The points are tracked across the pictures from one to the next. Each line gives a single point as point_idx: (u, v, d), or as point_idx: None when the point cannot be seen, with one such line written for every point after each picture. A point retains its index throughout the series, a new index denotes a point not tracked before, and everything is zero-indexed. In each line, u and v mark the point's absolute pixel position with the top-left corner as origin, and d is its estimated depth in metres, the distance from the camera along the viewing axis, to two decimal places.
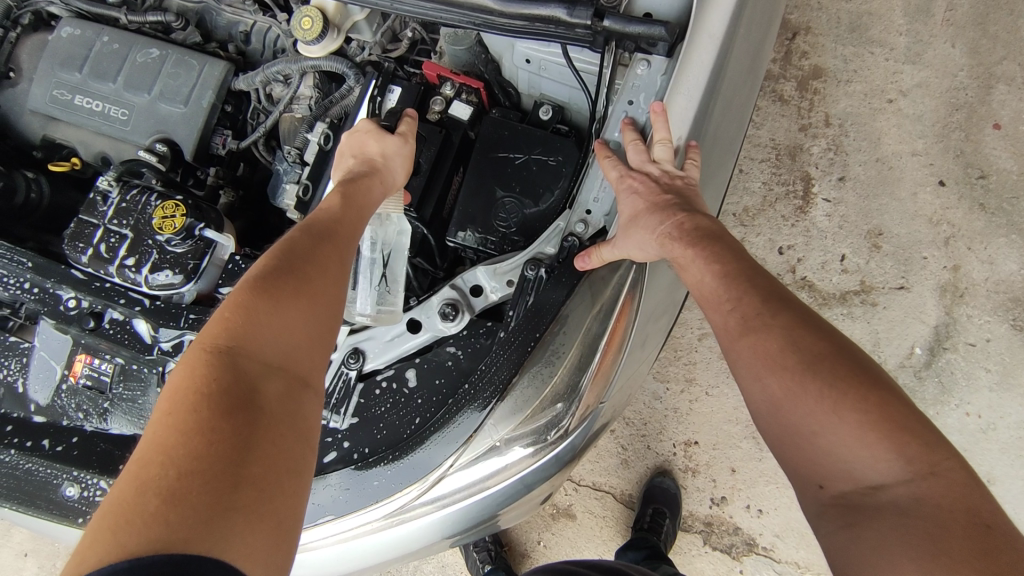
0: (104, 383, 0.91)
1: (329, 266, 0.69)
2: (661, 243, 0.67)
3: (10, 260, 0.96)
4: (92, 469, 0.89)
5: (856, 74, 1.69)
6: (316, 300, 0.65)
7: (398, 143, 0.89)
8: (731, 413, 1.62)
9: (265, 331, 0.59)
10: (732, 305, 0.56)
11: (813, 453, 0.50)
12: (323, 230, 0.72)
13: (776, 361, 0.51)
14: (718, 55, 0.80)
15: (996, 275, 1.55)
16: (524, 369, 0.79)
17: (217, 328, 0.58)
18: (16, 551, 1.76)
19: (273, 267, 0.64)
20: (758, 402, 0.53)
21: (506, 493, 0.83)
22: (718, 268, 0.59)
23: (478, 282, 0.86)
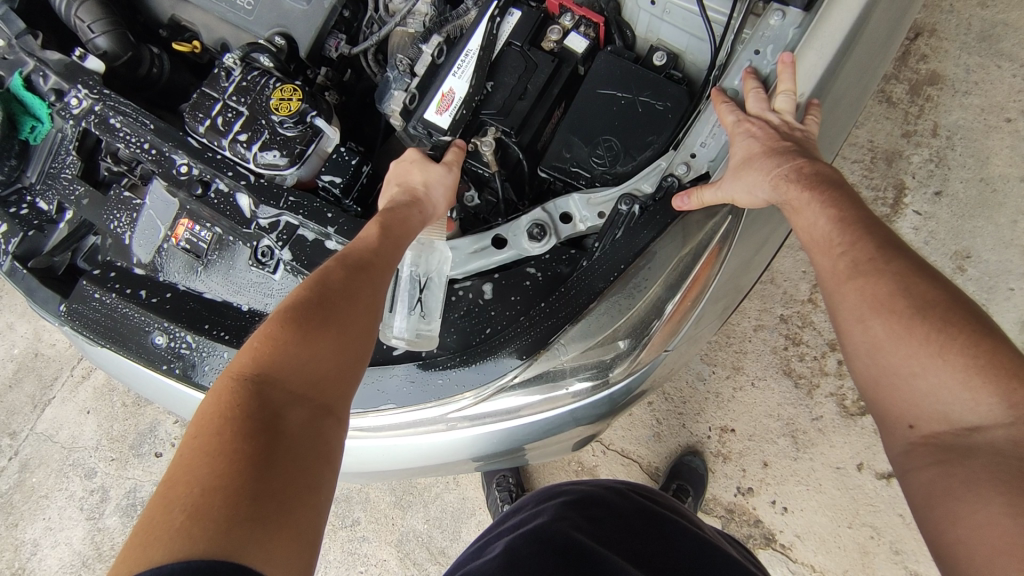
0: (200, 248, 0.98)
1: (360, 298, 0.70)
2: (774, 184, 0.68)
3: (135, 120, 1.02)
4: (180, 323, 0.96)
5: (976, 87, 1.61)
6: (345, 330, 0.66)
7: (442, 171, 0.89)
8: (773, 408, 1.60)
9: (291, 362, 0.60)
10: (844, 249, 0.59)
11: (910, 394, 0.52)
12: (360, 259, 0.72)
13: (884, 304, 0.54)
14: (857, 15, 0.77)
15: None
16: (602, 297, 0.81)
17: (247, 358, 0.61)
18: (80, 407, 1.91)
19: (305, 297, 0.66)
20: (857, 344, 0.56)
21: (556, 420, 0.87)
22: (834, 213, 0.62)
23: (569, 208, 0.86)
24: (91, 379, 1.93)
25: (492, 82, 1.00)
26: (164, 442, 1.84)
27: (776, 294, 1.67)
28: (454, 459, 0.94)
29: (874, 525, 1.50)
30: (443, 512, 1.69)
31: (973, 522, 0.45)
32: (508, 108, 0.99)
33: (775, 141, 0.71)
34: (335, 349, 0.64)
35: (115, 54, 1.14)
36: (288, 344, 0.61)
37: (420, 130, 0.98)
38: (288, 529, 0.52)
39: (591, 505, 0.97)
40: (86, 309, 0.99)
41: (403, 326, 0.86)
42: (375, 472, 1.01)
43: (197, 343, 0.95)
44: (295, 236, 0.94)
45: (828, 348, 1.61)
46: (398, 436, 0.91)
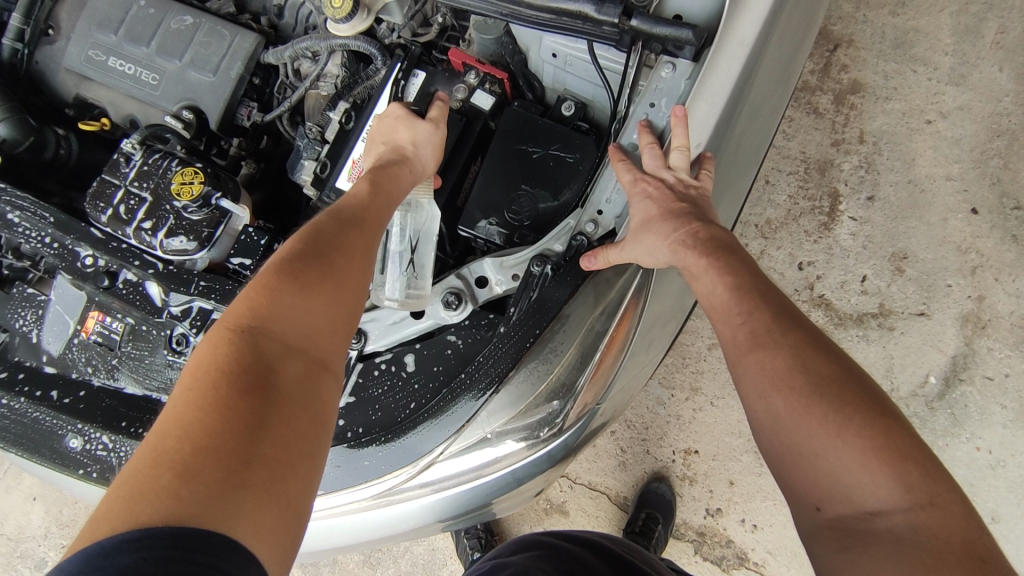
0: (113, 341, 0.94)
1: (354, 255, 0.68)
2: (672, 249, 0.68)
3: (33, 214, 0.98)
4: (95, 424, 0.91)
5: (896, 92, 1.66)
6: (341, 287, 0.64)
7: (429, 129, 0.88)
8: (734, 426, 1.61)
9: (288, 317, 0.59)
10: (743, 319, 0.58)
11: (814, 473, 0.52)
12: (352, 217, 0.71)
13: (783, 380, 0.53)
14: (748, 62, 0.79)
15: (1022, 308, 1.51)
16: (521, 364, 0.79)
17: (242, 308, 0.58)
18: (25, 494, 1.90)
19: (299, 250, 0.64)
20: (761, 418, 0.55)
21: (496, 484, 0.85)
22: (730, 281, 0.61)
23: (485, 273, 0.85)
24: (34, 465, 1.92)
25: None
26: None
27: None
28: (400, 530, 0.90)
29: None
30: (414, 565, 1.65)
31: None
32: None
33: (671, 200, 0.71)
34: (329, 306, 0.62)
35: (15, 140, 1.09)
36: (285, 297, 0.59)
37: (333, 199, 0.98)
38: (281, 493, 0.49)
39: (567, 560, 0.93)
40: None
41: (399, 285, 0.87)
42: (324, 549, 0.97)
43: (114, 443, 0.90)
44: (209, 321, 0.91)
45: None
46: (340, 514, 0.88)
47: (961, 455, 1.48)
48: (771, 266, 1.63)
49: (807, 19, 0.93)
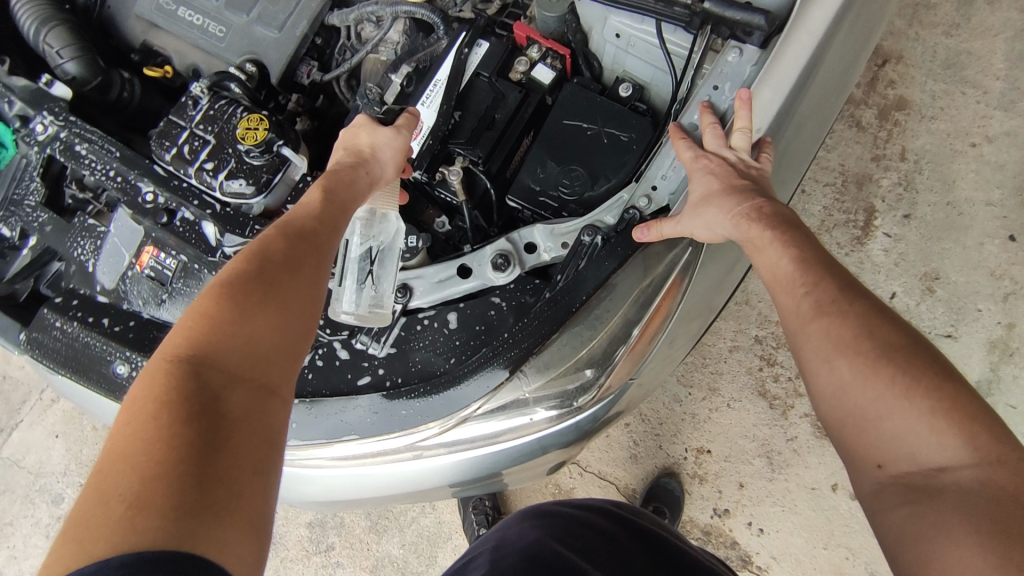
0: (165, 276, 0.97)
1: (305, 267, 0.65)
2: (735, 223, 0.70)
3: (101, 147, 1.01)
4: (143, 352, 0.95)
5: (942, 112, 1.65)
6: (291, 302, 0.62)
7: (390, 133, 0.84)
8: (749, 429, 1.61)
9: (233, 338, 0.56)
10: (807, 289, 0.61)
11: (877, 434, 0.55)
12: (302, 228, 0.68)
13: (849, 344, 0.57)
14: (814, 53, 0.80)
15: None
16: (565, 328, 0.81)
17: (182, 336, 0.56)
18: (48, 431, 1.96)
19: (242, 270, 0.61)
20: (823, 383, 0.58)
21: (522, 450, 0.87)
22: (795, 253, 0.64)
23: (534, 239, 0.86)
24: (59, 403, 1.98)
25: (460, 111, 1.00)
26: None
27: (751, 315, 1.68)
28: (423, 488, 0.93)
29: (849, 546, 1.51)
30: (419, 536, 1.68)
31: (949, 564, 0.48)
32: (476, 138, 0.99)
33: (733, 178, 0.73)
34: (275, 327, 0.59)
35: (84, 79, 1.14)
36: (228, 321, 0.56)
37: None
38: (241, 514, 0.49)
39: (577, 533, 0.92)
40: (47, 339, 0.98)
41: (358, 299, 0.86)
42: (341, 501, 0.99)
43: None
44: None
45: None
46: (367, 465, 0.90)
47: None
48: None
49: (872, 22, 0.94)
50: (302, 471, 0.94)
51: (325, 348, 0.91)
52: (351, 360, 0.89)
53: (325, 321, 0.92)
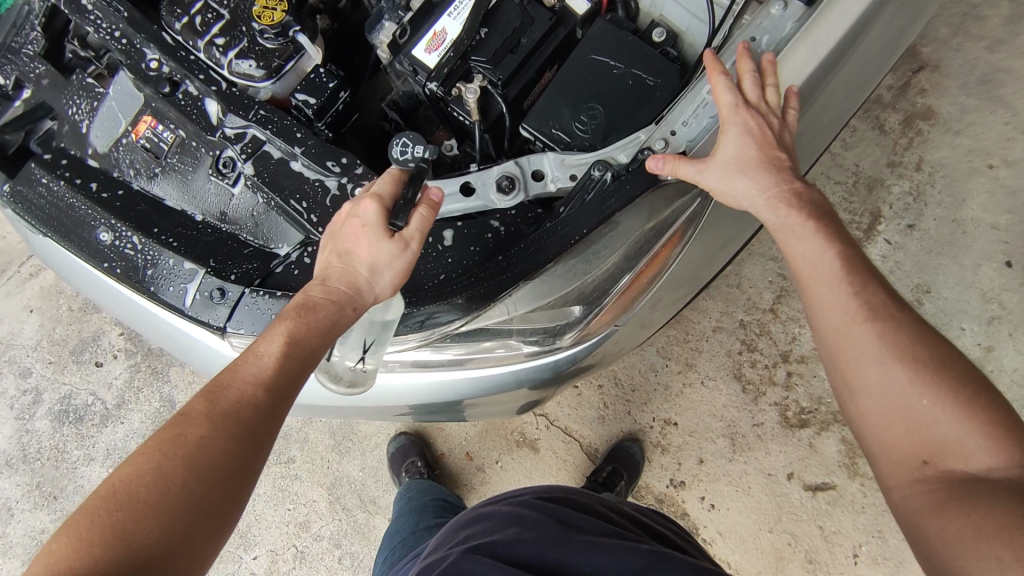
0: (160, 149, 0.95)
1: (219, 455, 0.59)
2: (769, 204, 0.71)
3: (109, 5, 0.96)
4: (128, 223, 0.92)
5: (968, 128, 1.63)
6: (191, 500, 0.57)
7: (394, 248, 0.73)
8: (717, 410, 1.63)
9: (103, 558, 0.52)
10: (859, 291, 0.64)
11: (921, 431, 0.59)
12: (228, 401, 0.62)
13: (903, 351, 0.61)
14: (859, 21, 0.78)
15: None
16: (561, 259, 0.79)
17: (49, 556, 0.53)
18: (23, 305, 1.96)
19: (144, 466, 0.57)
20: (868, 382, 0.62)
21: (496, 381, 0.87)
22: (844, 257, 0.67)
23: (543, 166, 0.84)
24: (39, 278, 1.98)
25: (486, 29, 0.97)
26: (105, 352, 1.91)
27: (739, 300, 1.68)
28: (393, 407, 0.92)
29: (792, 533, 1.55)
30: (380, 462, 1.72)
31: (977, 542, 0.52)
32: (499, 58, 0.96)
33: (768, 150, 0.73)
34: (164, 537, 0.55)
35: None
36: (99, 540, 0.53)
37: (405, 66, 0.97)
38: None
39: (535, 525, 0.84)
40: (31, 193, 0.94)
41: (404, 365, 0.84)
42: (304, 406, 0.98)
43: (142, 246, 0.91)
44: (259, 151, 0.91)
45: (780, 359, 1.63)
46: None
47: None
48: None
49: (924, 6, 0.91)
50: None
51: (315, 247, 0.90)
52: None
53: (319, 218, 0.89)
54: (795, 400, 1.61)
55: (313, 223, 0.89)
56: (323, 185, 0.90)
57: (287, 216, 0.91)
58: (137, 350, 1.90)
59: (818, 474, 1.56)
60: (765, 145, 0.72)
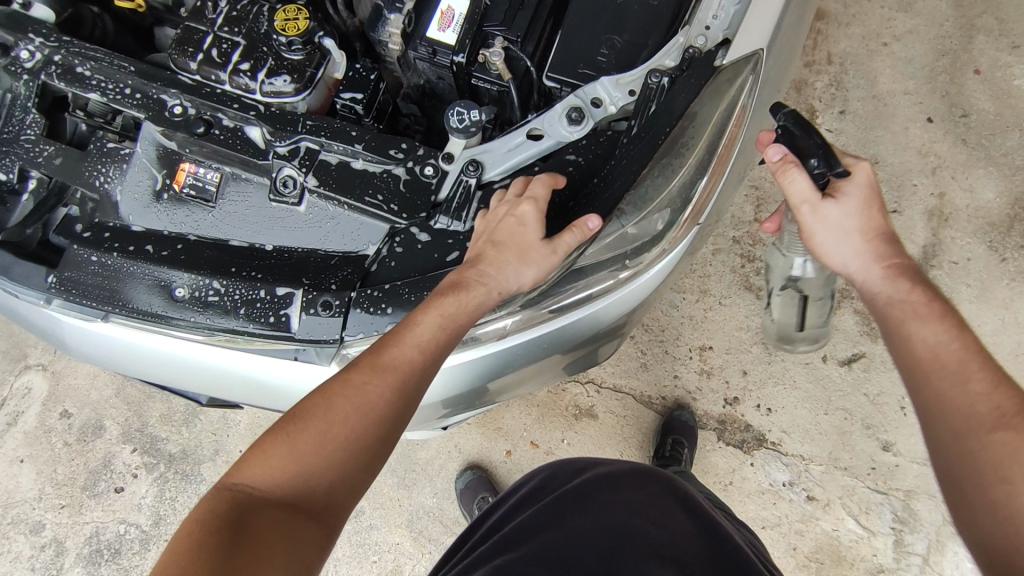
0: (208, 192, 0.91)
1: (373, 412, 0.71)
2: (869, 260, 0.78)
3: (111, 64, 0.94)
4: (204, 271, 0.88)
5: (855, 18, 1.84)
6: (351, 443, 0.70)
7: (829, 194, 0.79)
8: (742, 321, 1.71)
9: (283, 468, 0.67)
10: (958, 342, 0.70)
11: (998, 475, 0.63)
12: (387, 361, 0.73)
13: (985, 394, 0.66)
14: None
15: (976, 202, 1.70)
16: (653, 162, 0.84)
17: (247, 460, 0.69)
18: (11, 458, 1.75)
19: (323, 407, 0.70)
20: (951, 402, 0.68)
21: (597, 320, 0.88)
22: (958, 341, 0.70)
23: (600, 92, 0.89)
24: (19, 425, 1.78)
25: None
26: (123, 475, 1.72)
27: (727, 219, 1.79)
28: (513, 374, 0.91)
29: (845, 408, 1.61)
30: (451, 482, 1.68)
31: None
32: (510, 18, 1.00)
33: (879, 225, 0.79)
34: (326, 466, 0.68)
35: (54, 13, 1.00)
36: (280, 453, 0.68)
37: (424, 50, 1.00)
38: None
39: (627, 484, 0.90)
40: (83, 275, 0.89)
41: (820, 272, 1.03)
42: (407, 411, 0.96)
43: (226, 287, 0.87)
44: (318, 160, 0.91)
45: None
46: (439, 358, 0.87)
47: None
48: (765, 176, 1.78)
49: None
50: None
51: (404, 235, 0.89)
52: (434, 240, 0.88)
53: (399, 205, 0.89)
54: None
55: (397, 212, 0.89)
56: (390, 173, 0.90)
57: (366, 214, 0.90)
58: (158, 460, 1.72)
59: (846, 347, 1.65)
60: (870, 221, 0.79)
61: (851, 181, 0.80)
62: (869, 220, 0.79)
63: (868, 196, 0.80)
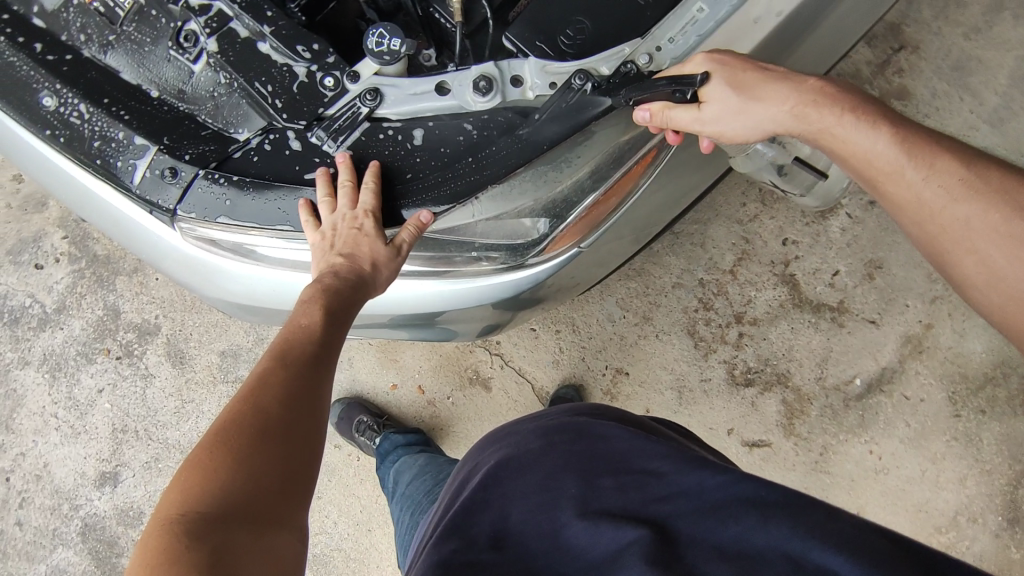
0: (116, 16, 0.89)
1: (302, 398, 0.66)
2: (799, 112, 0.75)
3: None
4: (76, 90, 0.86)
5: (936, 113, 1.50)
6: (291, 434, 0.63)
7: (718, 103, 0.75)
8: (669, 363, 1.50)
9: (227, 476, 0.56)
10: (893, 140, 0.72)
11: (966, 258, 0.68)
12: (296, 352, 0.70)
13: (941, 180, 0.69)
14: None
15: (960, 349, 1.43)
16: (530, 164, 0.82)
17: (175, 494, 0.55)
18: None
19: (238, 414, 0.61)
20: (905, 200, 0.72)
21: (458, 300, 0.88)
22: (891, 137, 0.72)
23: (523, 72, 0.87)
24: None
25: None
26: (47, 255, 1.64)
27: (701, 258, 1.52)
28: (374, 315, 0.91)
29: None
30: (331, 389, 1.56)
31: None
32: None
33: (758, 73, 0.76)
34: (270, 464, 0.59)
35: None
36: (219, 463, 0.57)
37: None
38: None
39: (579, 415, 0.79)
40: None
41: (767, 146, 1.02)
42: (259, 311, 0.95)
43: (90, 115, 0.85)
44: (225, 28, 0.88)
45: (733, 319, 1.49)
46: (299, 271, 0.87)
47: (853, 454, 1.43)
48: (754, 233, 1.51)
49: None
50: (224, 265, 0.88)
51: (276, 135, 0.86)
52: (302, 152, 0.85)
53: (284, 105, 0.86)
54: (744, 359, 1.48)
55: (278, 109, 0.86)
56: (290, 70, 0.87)
57: (250, 100, 0.87)
58: (82, 256, 1.63)
59: (756, 431, 1.46)
60: (758, 89, 0.75)
61: (713, 76, 0.75)
62: (746, 92, 0.75)
63: (732, 72, 0.75)
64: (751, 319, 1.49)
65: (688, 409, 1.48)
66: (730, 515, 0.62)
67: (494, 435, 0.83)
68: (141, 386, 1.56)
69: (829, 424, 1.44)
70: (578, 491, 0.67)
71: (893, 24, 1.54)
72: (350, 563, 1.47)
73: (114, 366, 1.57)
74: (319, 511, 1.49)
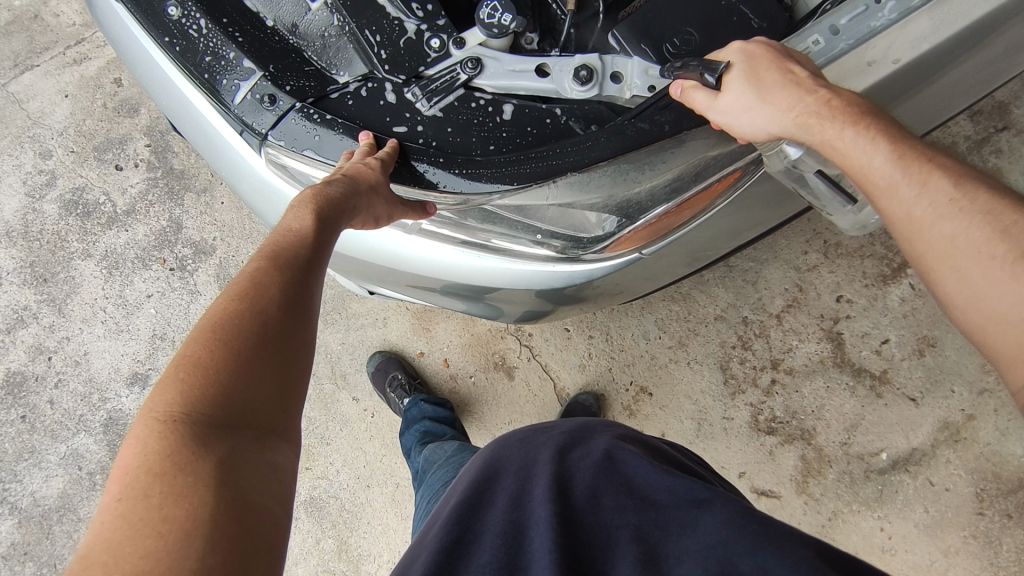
0: None
1: (301, 302, 0.61)
2: (800, 121, 0.72)
3: None
4: (200, 5, 0.90)
5: None
6: (288, 340, 0.58)
7: (731, 96, 0.76)
8: (695, 394, 1.48)
9: (226, 381, 0.52)
10: (887, 154, 0.68)
11: (951, 279, 0.64)
12: (296, 256, 0.64)
13: (937, 199, 0.65)
14: (976, 25, 0.81)
15: (999, 448, 1.37)
16: (614, 160, 0.83)
17: (169, 391, 0.50)
18: (41, 71, 1.79)
19: (233, 315, 0.56)
20: (896, 215, 0.67)
21: (510, 278, 0.89)
22: (889, 148, 0.68)
23: (624, 69, 0.88)
24: (63, 53, 1.79)
25: None
26: (127, 158, 1.72)
27: (749, 296, 1.50)
28: (424, 276, 0.92)
29: None
30: (361, 342, 1.60)
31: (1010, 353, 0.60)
32: None
33: (784, 71, 0.74)
34: (267, 368, 0.55)
35: None
36: (216, 368, 0.52)
37: None
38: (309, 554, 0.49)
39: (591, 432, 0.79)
40: None
41: (795, 146, 0.79)
42: None
43: (207, 30, 0.89)
44: None
45: (769, 364, 1.46)
46: None
47: (862, 527, 1.38)
48: (810, 284, 1.48)
49: (1010, 62, 0.97)
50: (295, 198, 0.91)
51: (375, 84, 0.89)
52: (395, 105, 0.88)
53: (387, 57, 0.89)
54: (771, 408, 1.45)
55: (381, 60, 0.89)
56: (401, 25, 0.90)
57: (357, 45, 0.90)
58: (160, 166, 1.71)
59: (766, 480, 1.43)
60: (775, 86, 0.74)
61: (735, 68, 0.76)
62: (762, 90, 0.74)
63: (754, 66, 0.75)
64: (787, 368, 1.46)
65: (703, 443, 1.46)
66: (721, 541, 0.60)
67: (510, 440, 0.81)
68: (186, 300, 1.63)
69: (845, 491, 1.40)
70: (584, 506, 0.65)
71: (1003, 101, 1.46)
72: (342, 513, 1.50)
73: (166, 277, 1.64)
74: (324, 457, 1.53)
